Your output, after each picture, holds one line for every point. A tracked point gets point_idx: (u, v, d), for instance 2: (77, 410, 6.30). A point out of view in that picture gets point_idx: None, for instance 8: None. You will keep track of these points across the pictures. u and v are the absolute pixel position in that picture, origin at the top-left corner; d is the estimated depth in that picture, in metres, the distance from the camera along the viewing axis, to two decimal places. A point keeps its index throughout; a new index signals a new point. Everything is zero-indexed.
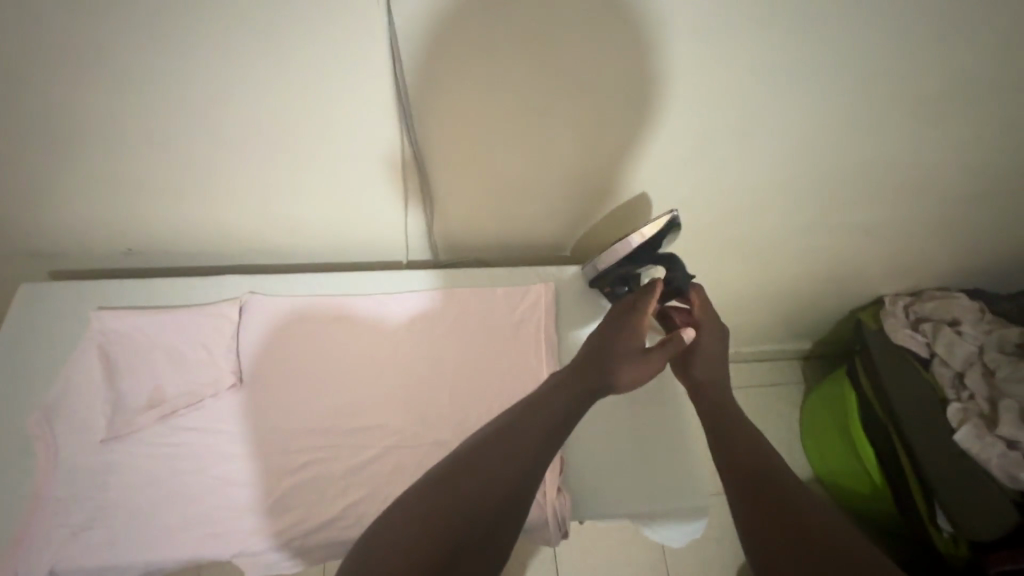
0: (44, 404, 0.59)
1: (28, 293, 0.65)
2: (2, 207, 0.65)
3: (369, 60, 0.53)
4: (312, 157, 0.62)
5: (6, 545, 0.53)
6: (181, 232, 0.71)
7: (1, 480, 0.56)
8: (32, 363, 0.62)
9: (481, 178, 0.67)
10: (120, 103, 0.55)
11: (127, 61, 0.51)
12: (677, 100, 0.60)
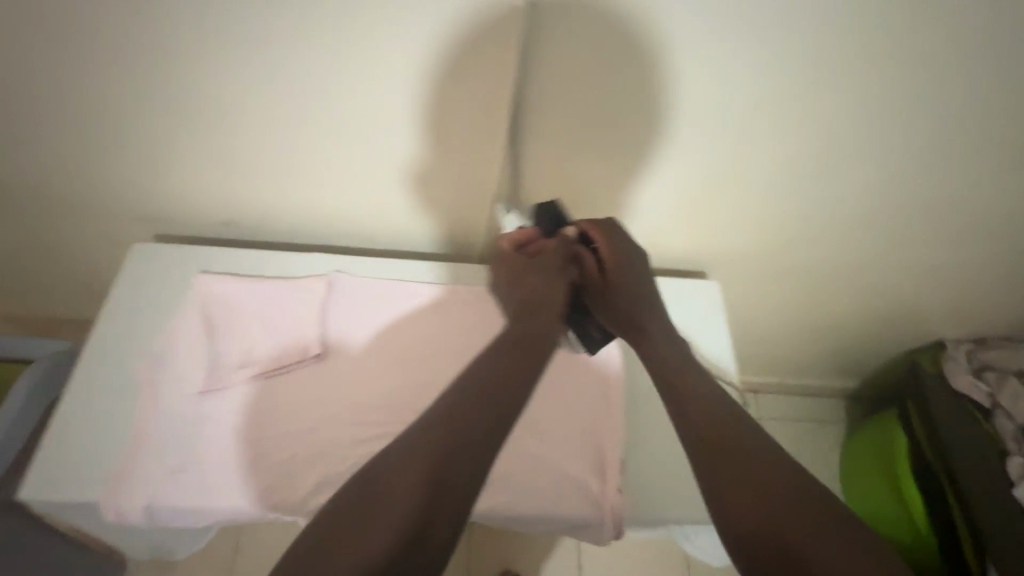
0: (150, 354, 0.65)
1: (144, 254, 0.71)
2: (123, 168, 0.71)
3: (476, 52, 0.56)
4: (408, 143, 0.67)
5: (108, 479, 0.57)
6: (277, 206, 0.76)
7: (107, 419, 0.60)
8: (142, 316, 0.67)
9: (560, 175, 0.70)
10: (247, 78, 0.60)
11: (263, 37, 0.56)
12: (760, 110, 0.61)
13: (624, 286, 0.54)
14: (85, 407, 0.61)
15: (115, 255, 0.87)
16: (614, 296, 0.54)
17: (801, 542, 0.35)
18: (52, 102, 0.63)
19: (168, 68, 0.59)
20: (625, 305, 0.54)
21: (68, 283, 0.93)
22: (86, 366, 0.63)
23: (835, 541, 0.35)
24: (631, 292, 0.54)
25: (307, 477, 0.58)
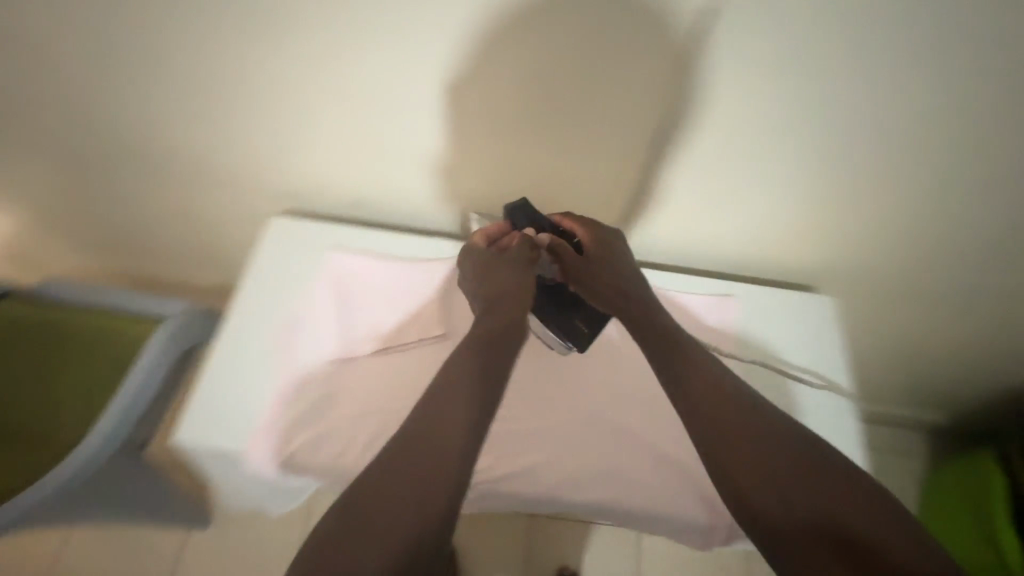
0: (287, 320, 0.72)
1: (283, 226, 0.80)
2: (256, 155, 0.78)
3: (634, 63, 0.58)
4: (540, 144, 0.69)
5: (254, 427, 0.65)
6: (397, 193, 0.80)
7: (253, 375, 0.68)
8: (279, 286, 0.75)
9: (669, 179, 0.71)
10: (405, 79, 0.63)
11: (429, 43, 0.59)
12: (881, 121, 0.61)
13: (609, 265, 0.62)
14: (234, 361, 0.69)
15: (249, 229, 0.96)
16: (598, 274, 0.61)
17: (780, 500, 0.46)
18: (204, 92, 0.70)
19: (334, 66, 0.63)
20: (609, 283, 0.61)
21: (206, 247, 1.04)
22: (232, 329, 0.71)
23: (806, 497, 0.46)
24: (613, 269, 0.62)
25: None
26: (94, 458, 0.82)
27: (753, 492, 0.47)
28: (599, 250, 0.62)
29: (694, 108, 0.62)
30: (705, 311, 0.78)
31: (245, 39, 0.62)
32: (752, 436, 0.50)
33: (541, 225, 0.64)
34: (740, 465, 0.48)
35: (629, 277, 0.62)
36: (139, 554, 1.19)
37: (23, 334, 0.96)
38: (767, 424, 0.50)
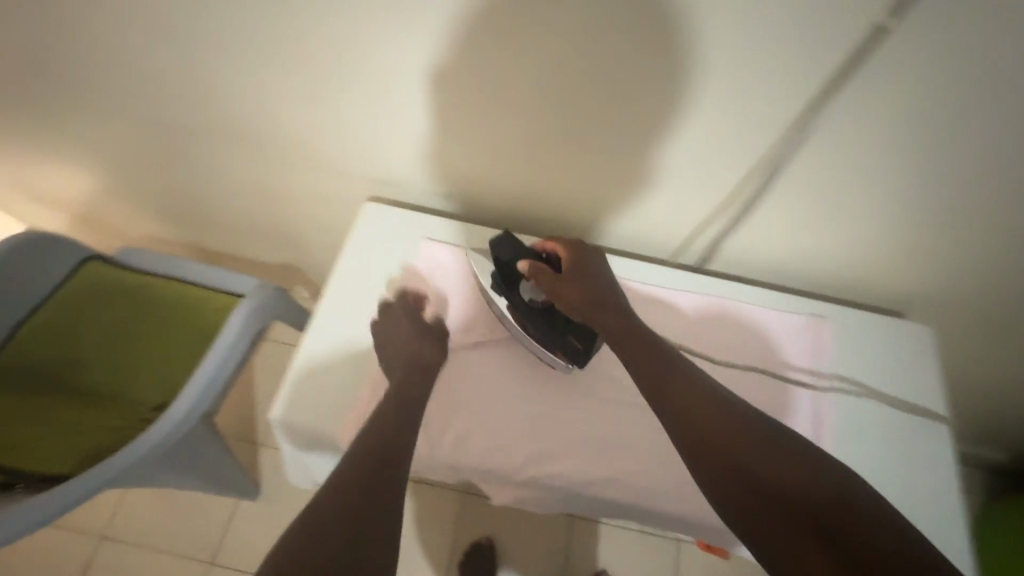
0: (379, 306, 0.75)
1: (376, 211, 0.82)
2: (358, 144, 0.81)
3: (774, 77, 0.56)
4: (651, 153, 0.69)
5: (350, 406, 0.68)
6: (490, 190, 0.83)
7: (348, 356, 0.72)
8: (372, 272, 0.77)
9: (766, 199, 0.71)
10: (530, 79, 0.63)
11: (565, 45, 0.58)
12: (1002, 162, 0.59)
13: (584, 280, 0.65)
14: (332, 341, 0.73)
15: (339, 209, 1.00)
16: (573, 289, 0.64)
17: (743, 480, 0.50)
18: (312, 84, 0.73)
19: (459, 62, 0.63)
20: (579, 294, 0.64)
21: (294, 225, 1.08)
22: (328, 311, 0.74)
23: (776, 472, 0.50)
24: (586, 282, 0.65)
25: (519, 448, 0.65)
26: (184, 423, 0.80)
27: (718, 475, 0.51)
28: (574, 267, 0.67)
29: (824, 129, 0.60)
30: (802, 331, 0.76)
31: (376, 29, 0.62)
32: (714, 421, 0.53)
33: (525, 251, 0.69)
34: (707, 450, 0.52)
35: (603, 288, 0.65)
36: (191, 514, 1.24)
37: (110, 297, 0.99)
38: (730, 409, 0.54)
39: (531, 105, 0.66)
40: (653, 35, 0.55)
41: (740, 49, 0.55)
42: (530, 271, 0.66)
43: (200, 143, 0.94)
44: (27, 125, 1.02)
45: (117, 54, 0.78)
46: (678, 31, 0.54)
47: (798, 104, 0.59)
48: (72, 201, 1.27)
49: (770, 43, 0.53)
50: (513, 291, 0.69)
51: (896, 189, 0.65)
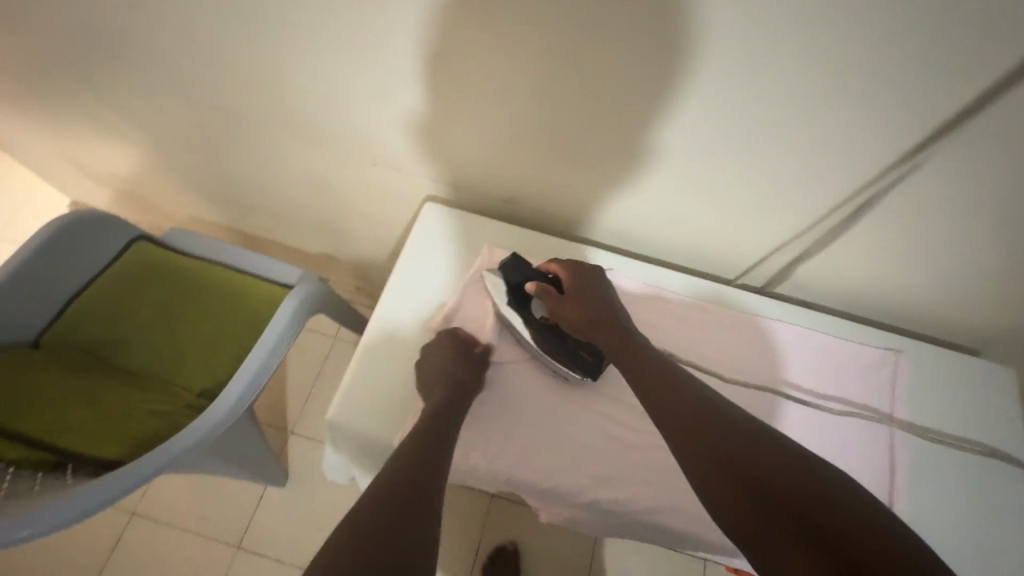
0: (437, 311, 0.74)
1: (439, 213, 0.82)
2: (423, 141, 0.80)
3: (893, 102, 0.53)
4: (740, 171, 0.67)
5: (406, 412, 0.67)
6: (556, 196, 0.82)
7: (407, 360, 0.71)
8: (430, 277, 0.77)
9: (846, 224, 0.68)
10: (626, 90, 0.61)
11: (671, 57, 0.55)
12: None
13: (587, 296, 0.65)
14: (390, 344, 0.72)
15: (394, 202, 0.99)
16: (575, 306, 0.65)
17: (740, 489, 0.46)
18: (383, 78, 0.72)
19: (553, 69, 0.61)
20: (580, 312, 0.64)
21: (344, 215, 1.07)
22: (388, 313, 0.74)
23: (795, 476, 0.46)
24: (587, 298, 0.65)
25: (578, 468, 0.63)
26: (235, 411, 0.80)
27: (716, 484, 0.47)
28: (576, 284, 0.67)
29: (934, 159, 0.57)
30: (875, 366, 0.73)
31: (469, 29, 0.60)
32: (708, 428, 0.50)
33: (532, 274, 0.70)
34: (703, 459, 0.48)
35: (603, 304, 0.65)
36: (220, 497, 1.24)
37: (159, 279, 0.99)
38: (725, 417, 0.51)
39: (542, 97, 0.65)
40: (770, 52, 0.52)
41: (863, 72, 0.51)
42: (537, 290, 0.67)
43: (258, 129, 0.92)
44: (84, 100, 1.01)
45: (189, 35, 0.76)
46: (797, 49, 0.51)
47: (912, 131, 0.55)
48: (117, 177, 1.27)
49: (897, 67, 0.50)
50: (522, 308, 0.68)
51: (1001, 226, 0.62)
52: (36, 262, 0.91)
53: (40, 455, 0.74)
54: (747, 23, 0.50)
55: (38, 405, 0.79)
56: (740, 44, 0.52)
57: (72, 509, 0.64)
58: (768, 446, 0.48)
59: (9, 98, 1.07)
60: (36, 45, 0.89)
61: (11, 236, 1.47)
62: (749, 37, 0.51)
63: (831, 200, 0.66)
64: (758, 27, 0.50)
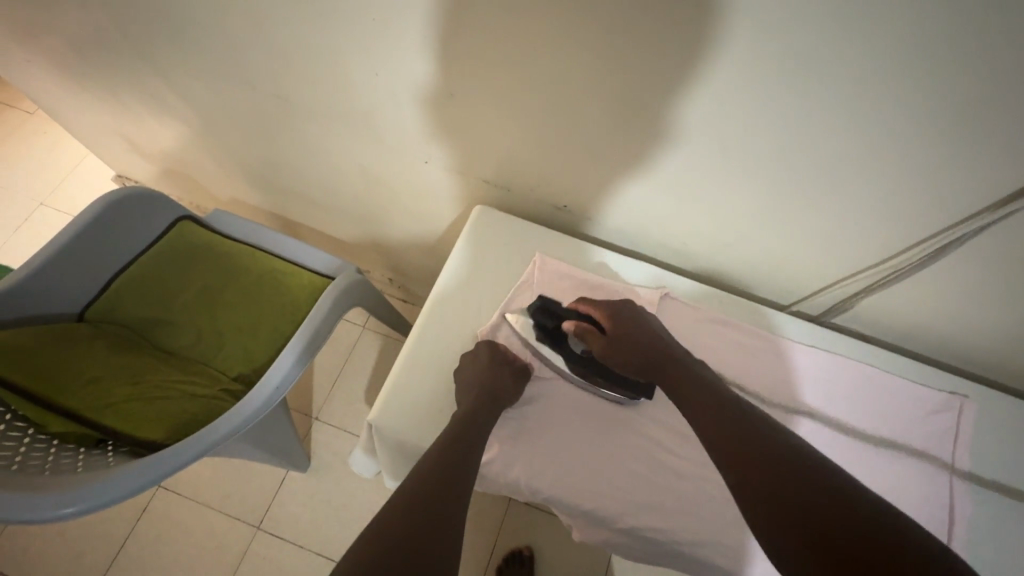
0: (484, 319, 0.74)
1: (486, 216, 0.81)
2: (476, 143, 0.79)
3: (1003, 141, 0.50)
4: (816, 198, 0.64)
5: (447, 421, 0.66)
6: (610, 208, 0.80)
7: (450, 366, 0.70)
8: (478, 283, 0.76)
9: (917, 259, 0.65)
10: (706, 107, 0.58)
11: (766, 77, 0.53)
12: None
13: (628, 335, 0.64)
14: (434, 348, 0.72)
15: (439, 200, 0.98)
16: (620, 347, 0.63)
17: (765, 490, 0.45)
18: (441, 77, 0.70)
19: (633, 81, 0.59)
20: (629, 353, 0.62)
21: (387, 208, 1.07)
22: (435, 316, 0.74)
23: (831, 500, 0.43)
24: (630, 335, 0.63)
25: (618, 491, 0.62)
26: (272, 398, 0.81)
27: (743, 488, 0.47)
28: (617, 322, 0.65)
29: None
30: (937, 409, 0.69)
31: (550, 35, 0.58)
32: (749, 437, 0.50)
33: (566, 314, 0.68)
34: (740, 464, 0.48)
35: (647, 335, 0.63)
36: (243, 477, 1.26)
37: (201, 260, 1.00)
38: (767, 434, 0.50)
39: (589, 100, 0.63)
40: (875, 79, 0.49)
41: (976, 106, 0.48)
42: (576, 331, 0.67)
43: (311, 118, 0.92)
44: (141, 77, 1.01)
45: (254, 20, 0.76)
46: (906, 79, 0.48)
47: (1018, 173, 0.52)
48: (164, 153, 1.28)
49: (1016, 105, 0.46)
50: (559, 347, 0.68)
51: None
52: (86, 236, 0.92)
53: (82, 430, 0.75)
54: (856, 47, 0.47)
55: (81, 379, 0.81)
56: (844, 68, 0.49)
57: (118, 488, 0.65)
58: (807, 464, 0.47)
59: (69, 70, 1.08)
60: (97, 22, 0.90)
61: (57, 203, 1.50)
62: (854, 62, 0.48)
63: (911, 235, 0.63)
64: (867, 52, 0.47)
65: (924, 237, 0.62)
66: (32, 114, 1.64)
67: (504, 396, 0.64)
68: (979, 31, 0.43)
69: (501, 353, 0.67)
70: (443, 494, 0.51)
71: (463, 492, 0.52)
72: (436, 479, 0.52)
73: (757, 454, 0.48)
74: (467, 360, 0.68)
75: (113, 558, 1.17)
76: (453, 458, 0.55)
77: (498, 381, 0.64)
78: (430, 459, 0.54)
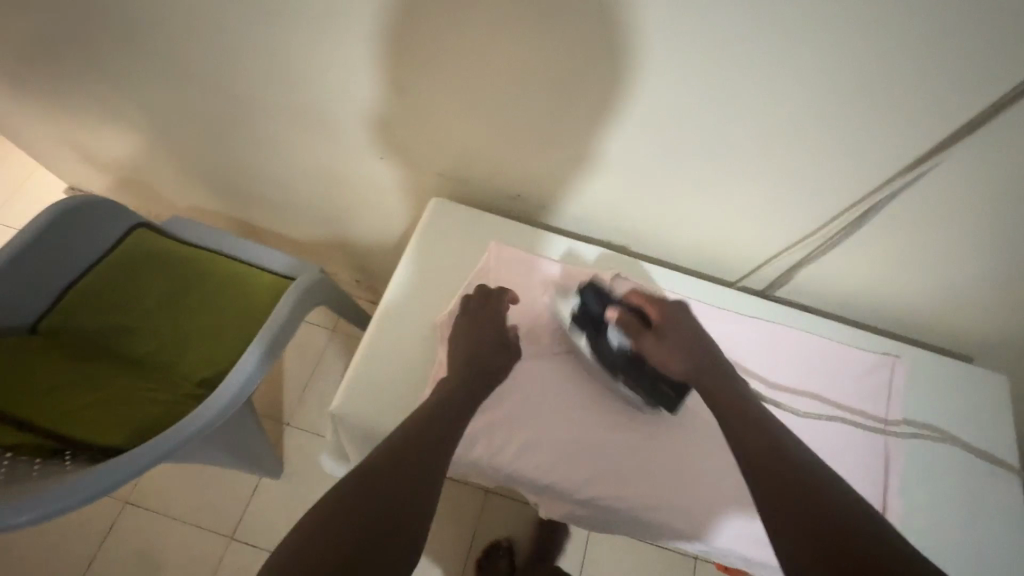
0: (443, 308, 0.75)
1: (439, 207, 0.83)
2: (429, 137, 0.81)
3: (902, 110, 0.54)
4: (751, 175, 0.67)
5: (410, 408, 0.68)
6: (559, 194, 0.82)
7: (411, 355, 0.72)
8: (437, 273, 0.78)
9: (845, 228, 0.69)
10: (640, 90, 0.61)
11: (693, 57, 0.56)
12: None
13: (677, 333, 0.67)
14: (394, 339, 0.73)
15: (399, 198, 0.99)
16: (673, 347, 0.66)
17: (807, 531, 0.47)
18: (388, 72, 0.72)
19: (569, 69, 0.61)
20: (683, 350, 0.65)
21: (350, 207, 1.08)
22: (394, 307, 0.75)
23: (835, 505, 0.49)
24: (681, 334, 0.67)
25: (580, 466, 0.64)
26: (234, 402, 0.80)
27: (760, 481, 0.53)
28: (667, 319, 0.68)
29: (946, 168, 0.58)
30: (873, 369, 0.73)
31: (491, 25, 0.60)
32: (784, 479, 0.52)
33: (613, 301, 0.69)
34: (759, 463, 0.54)
35: (697, 339, 0.67)
36: (213, 488, 1.24)
37: (159, 267, 0.99)
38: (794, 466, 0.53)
39: (531, 87, 0.66)
40: (790, 56, 0.53)
41: (882, 76, 0.52)
42: (621, 321, 0.67)
43: (265, 120, 0.92)
44: (88, 85, 1.00)
45: (199, 21, 0.76)
46: (818, 52, 0.52)
47: (924, 139, 0.56)
48: (117, 162, 1.25)
49: (914, 73, 0.51)
50: (602, 333, 0.67)
51: (1009, 237, 0.62)
52: (35, 247, 0.90)
53: (38, 441, 0.73)
54: (769, 26, 0.51)
55: (35, 390, 0.79)
56: (761, 46, 0.53)
57: (72, 494, 0.64)
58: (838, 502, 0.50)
59: (9, 79, 1.05)
60: (37, 29, 0.88)
61: (5, 219, 1.45)
62: (770, 40, 0.52)
63: (839, 206, 0.67)
64: (779, 29, 0.51)
65: (851, 206, 0.67)
66: None
67: (494, 371, 0.67)
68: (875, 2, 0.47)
69: (496, 314, 0.71)
70: (390, 479, 0.53)
71: (416, 477, 0.54)
72: (395, 459, 0.54)
73: (779, 457, 0.54)
74: (457, 328, 0.70)
75: None
76: (420, 442, 0.57)
77: (491, 355, 0.67)
78: (396, 437, 0.57)
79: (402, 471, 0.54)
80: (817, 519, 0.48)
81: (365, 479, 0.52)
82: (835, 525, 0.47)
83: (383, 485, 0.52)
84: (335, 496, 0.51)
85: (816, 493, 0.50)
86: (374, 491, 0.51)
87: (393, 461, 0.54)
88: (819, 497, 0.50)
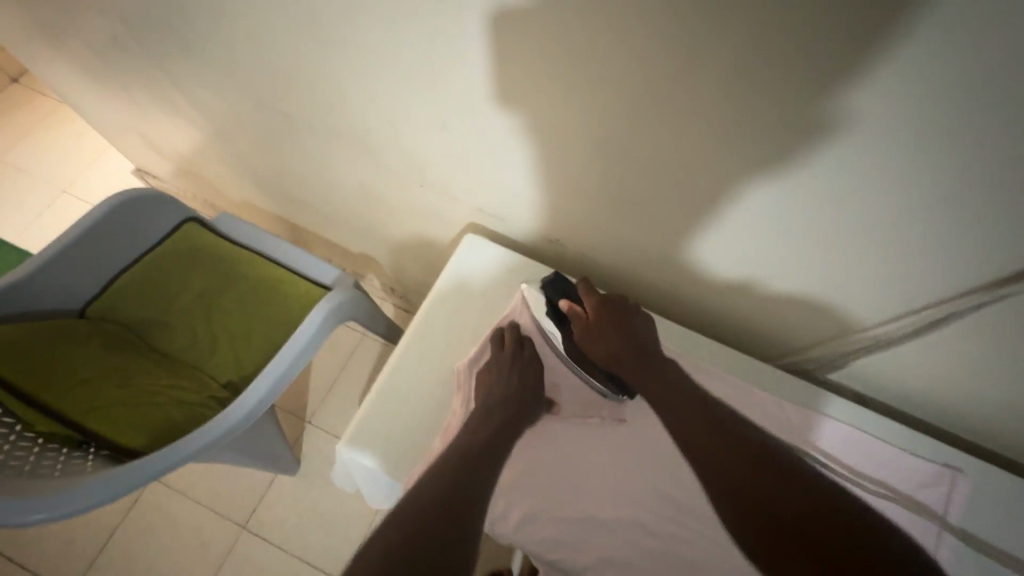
0: (465, 354, 0.75)
1: (471, 242, 0.83)
2: (469, 174, 0.79)
3: (989, 212, 0.48)
4: (813, 249, 0.63)
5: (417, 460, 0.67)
6: (604, 245, 0.80)
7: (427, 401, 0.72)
8: (463, 312, 0.78)
9: (914, 323, 0.63)
10: (697, 154, 0.57)
11: (760, 127, 0.52)
12: None
13: (613, 324, 0.66)
14: (412, 379, 0.73)
15: (435, 224, 0.97)
16: (606, 335, 0.65)
17: (737, 483, 0.50)
18: (431, 107, 0.70)
19: (621, 124, 0.58)
20: (613, 341, 0.65)
21: (387, 222, 1.07)
22: (417, 345, 0.76)
23: (753, 442, 0.53)
24: (616, 325, 0.66)
25: (583, 542, 0.62)
26: (252, 413, 0.81)
27: (688, 437, 0.55)
28: (607, 311, 0.67)
29: None
30: (929, 481, 0.66)
31: (538, 76, 0.57)
32: (710, 427, 0.54)
33: (570, 292, 0.72)
34: (684, 421, 0.56)
35: (633, 335, 0.66)
36: (232, 475, 1.27)
37: (201, 262, 1.02)
38: (740, 437, 0.53)
39: (578, 138, 0.63)
40: (869, 140, 0.48)
41: (979, 175, 0.46)
42: (572, 308, 0.69)
43: (314, 136, 0.92)
44: (156, 83, 1.03)
45: (255, 36, 0.76)
46: (902, 140, 0.47)
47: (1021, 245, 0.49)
48: (177, 152, 1.30)
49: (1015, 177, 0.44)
50: (560, 323, 0.70)
51: None
52: (91, 236, 0.94)
53: (68, 432, 0.77)
54: (848, 106, 0.46)
55: (71, 378, 0.82)
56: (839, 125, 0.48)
57: (91, 496, 0.67)
58: (797, 476, 0.50)
59: (88, 69, 1.11)
60: (114, 30, 0.92)
61: (79, 192, 1.54)
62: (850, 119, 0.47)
63: (908, 300, 0.62)
64: (858, 113, 0.46)
65: (917, 309, 0.62)
66: (63, 104, 1.69)
67: (522, 418, 0.66)
68: (981, 99, 0.41)
69: (527, 365, 0.69)
70: (445, 497, 0.51)
71: (466, 499, 0.52)
72: (445, 479, 0.54)
73: (705, 410, 0.57)
74: (492, 372, 0.68)
75: (102, 545, 1.19)
76: (466, 471, 0.56)
77: (524, 405, 0.66)
78: (443, 459, 0.57)
79: (457, 487, 0.53)
80: (741, 456, 0.51)
81: (424, 496, 0.51)
82: (755, 458, 0.51)
83: (448, 491, 0.52)
84: (407, 500, 0.51)
85: (739, 433, 0.54)
86: (436, 503, 0.50)
87: (446, 477, 0.54)
88: (741, 435, 0.53)
